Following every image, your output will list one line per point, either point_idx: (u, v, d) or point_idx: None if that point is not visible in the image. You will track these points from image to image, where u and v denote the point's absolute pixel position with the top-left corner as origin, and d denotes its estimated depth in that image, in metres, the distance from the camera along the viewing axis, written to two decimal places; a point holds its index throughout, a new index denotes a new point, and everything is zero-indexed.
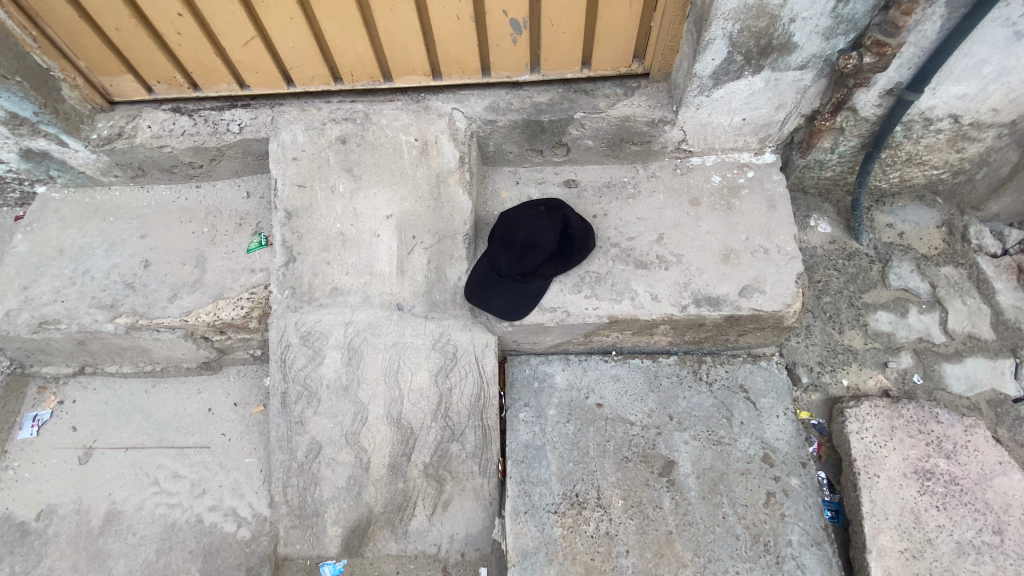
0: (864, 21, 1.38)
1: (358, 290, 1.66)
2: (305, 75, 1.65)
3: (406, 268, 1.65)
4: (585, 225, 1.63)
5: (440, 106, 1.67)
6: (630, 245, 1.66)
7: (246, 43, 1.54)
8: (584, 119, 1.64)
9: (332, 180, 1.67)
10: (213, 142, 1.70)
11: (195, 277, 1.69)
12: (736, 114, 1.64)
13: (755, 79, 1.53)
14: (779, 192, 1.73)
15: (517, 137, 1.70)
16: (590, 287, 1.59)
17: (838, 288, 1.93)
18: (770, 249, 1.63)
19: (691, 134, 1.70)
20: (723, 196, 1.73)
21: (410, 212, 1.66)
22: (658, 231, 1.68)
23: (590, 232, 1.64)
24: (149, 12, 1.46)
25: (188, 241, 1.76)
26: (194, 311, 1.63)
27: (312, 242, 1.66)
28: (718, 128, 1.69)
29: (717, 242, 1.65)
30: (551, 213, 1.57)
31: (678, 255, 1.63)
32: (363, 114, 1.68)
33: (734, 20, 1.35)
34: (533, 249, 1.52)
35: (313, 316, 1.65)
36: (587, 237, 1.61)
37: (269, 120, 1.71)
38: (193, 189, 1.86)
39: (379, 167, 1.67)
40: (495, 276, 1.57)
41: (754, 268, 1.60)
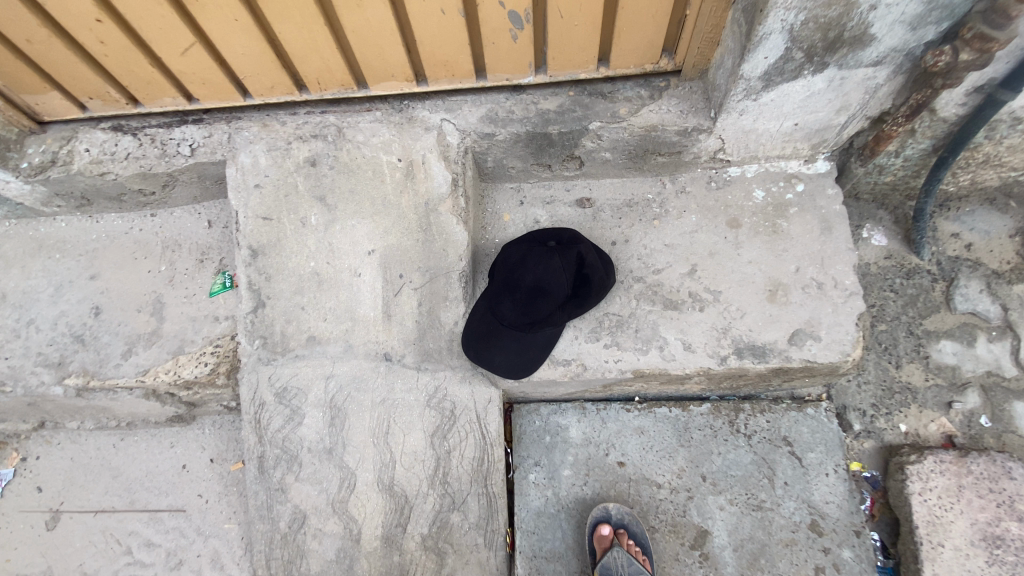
0: (965, 6, 1.07)
1: (338, 340, 1.42)
2: (263, 84, 1.37)
3: (393, 312, 1.40)
4: (603, 261, 1.36)
5: (427, 117, 1.39)
6: (657, 280, 1.39)
7: (186, 51, 1.26)
8: (602, 129, 1.35)
9: (303, 210, 1.41)
10: (161, 168, 1.46)
11: (152, 327, 1.47)
12: (787, 118, 1.35)
13: (815, 79, 1.23)
14: (834, 211, 1.45)
15: (520, 151, 1.42)
16: (610, 333, 1.34)
17: (895, 314, 1.67)
18: (824, 284, 1.37)
19: (730, 142, 1.41)
20: (768, 216, 1.45)
21: (395, 246, 1.39)
22: (690, 261, 1.41)
23: (609, 268, 1.37)
24: (61, 18, 1.18)
25: (143, 283, 1.54)
26: (151, 370, 1.43)
27: (283, 284, 1.42)
28: (764, 135, 1.40)
29: (761, 275, 1.38)
30: (562, 249, 1.30)
31: (716, 292, 1.37)
32: (335, 129, 1.41)
33: (798, 9, 1.04)
34: (542, 296, 1.28)
35: (288, 369, 1.44)
36: (606, 276, 1.34)
37: (225, 138, 1.46)
38: (146, 218, 1.62)
39: (357, 193, 1.40)
40: (497, 328, 1.33)
41: (805, 308, 1.34)
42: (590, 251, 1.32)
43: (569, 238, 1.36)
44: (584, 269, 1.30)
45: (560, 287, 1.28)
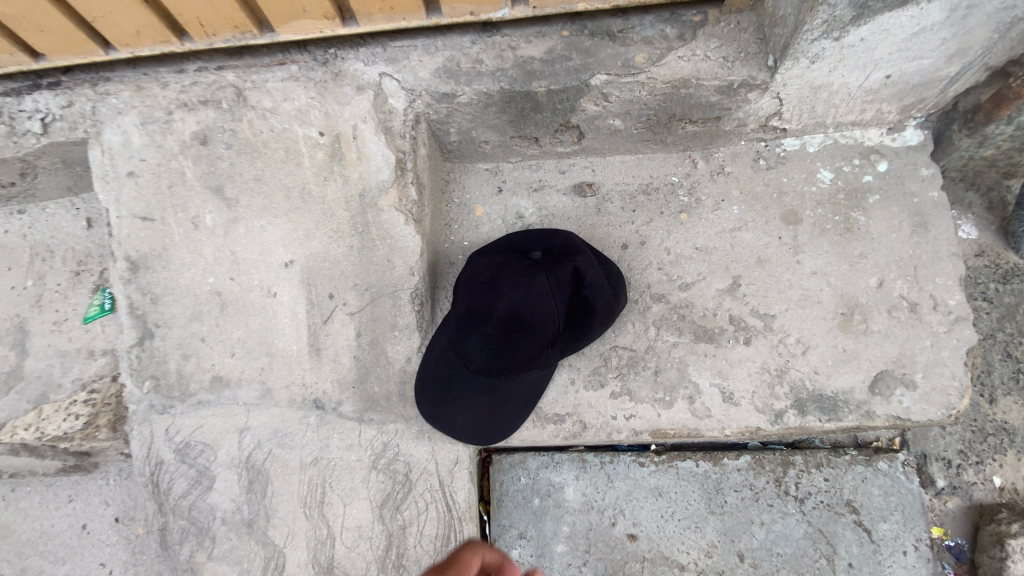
0: None
1: (252, 382, 1.06)
2: (125, 29, 0.95)
3: (322, 346, 1.03)
4: (609, 276, 0.98)
5: (360, 71, 0.98)
6: (684, 300, 1.01)
7: None
8: (608, 85, 0.94)
9: (194, 207, 1.02)
10: (8, 150, 1.06)
11: (12, 365, 1.12)
12: (877, 68, 0.93)
13: (934, 5, 0.80)
14: (930, 198, 1.04)
15: (493, 119, 1.01)
16: (619, 377, 0.97)
17: (990, 329, 1.26)
18: (917, 305, 0.98)
19: (791, 103, 0.99)
20: (839, 207, 1.04)
21: (322, 256, 1.01)
22: (730, 273, 1.02)
23: (618, 286, 0.98)
24: None
25: (4, 303, 1.17)
26: (7, 426, 1.08)
27: (175, 308, 1.06)
28: (838, 92, 0.98)
29: (830, 292, 0.99)
30: (551, 262, 0.91)
31: (766, 316, 0.98)
32: (234, 91, 1.00)
33: None
34: (525, 332, 0.90)
35: (190, 420, 1.09)
36: (613, 299, 0.95)
37: (88, 108, 1.05)
38: (11, 215, 1.21)
39: (266, 181, 1.00)
40: (461, 374, 0.96)
41: (892, 340, 0.96)
42: (591, 263, 0.93)
43: (560, 246, 0.97)
44: (583, 291, 0.91)
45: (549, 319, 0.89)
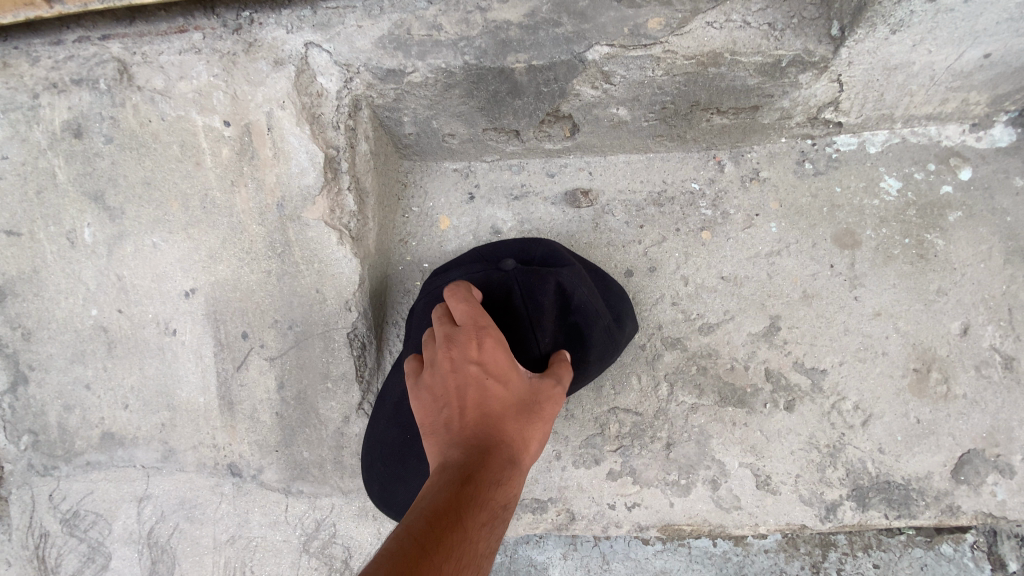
0: None
1: (151, 442, 0.83)
2: None
3: (236, 400, 0.80)
4: (607, 299, 0.75)
5: (278, 39, 0.72)
6: (706, 348, 0.77)
7: None
8: (609, 62, 0.69)
9: (70, 218, 0.79)
10: None
11: None
12: (979, 41, 0.68)
13: None
14: None
15: (458, 106, 0.77)
16: (619, 451, 0.74)
17: None
18: (1017, 361, 0.74)
19: (853, 90, 0.75)
20: (910, 226, 0.80)
21: (232, 284, 0.77)
22: (767, 313, 0.78)
23: (618, 312, 0.75)
24: None
25: None
26: None
27: (52, 346, 0.83)
28: (918, 76, 0.73)
29: (899, 342, 0.75)
30: (528, 278, 0.68)
31: (814, 372, 0.75)
32: (115, 68, 0.75)
33: None
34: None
35: (79, 484, 0.87)
36: (615, 325, 0.73)
37: None
38: None
39: (158, 188, 0.77)
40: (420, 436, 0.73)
41: (984, 409, 0.72)
42: (580, 278, 0.70)
43: (542, 259, 0.75)
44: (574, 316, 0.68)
45: (531, 361, 0.63)
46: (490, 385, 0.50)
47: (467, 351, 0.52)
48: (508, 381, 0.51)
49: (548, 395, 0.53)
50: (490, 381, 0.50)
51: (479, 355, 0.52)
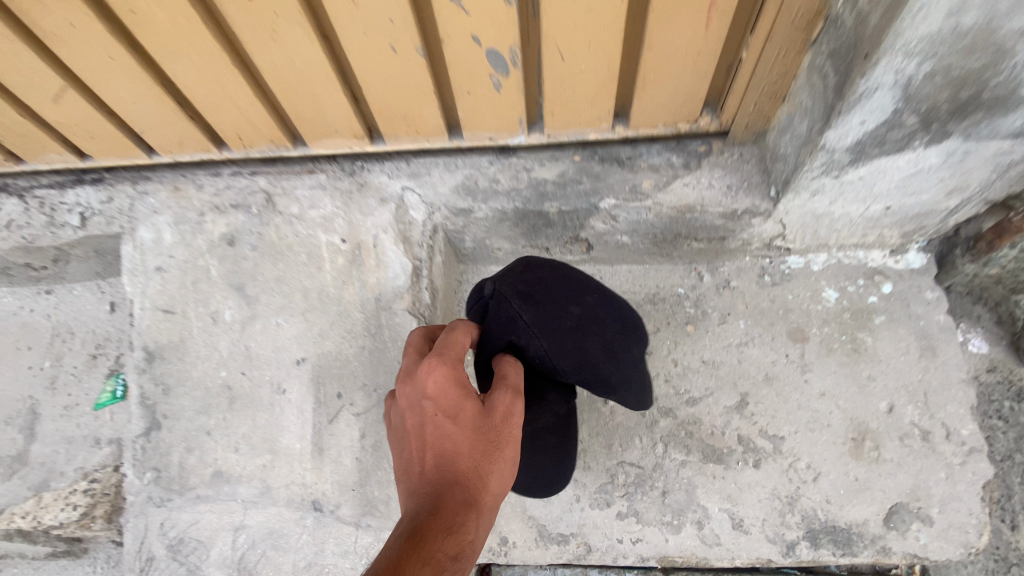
0: None
1: (251, 479, 1.05)
2: (171, 140, 1.03)
3: (325, 446, 1.03)
4: (623, 336, 0.89)
5: (384, 184, 1.03)
6: (693, 416, 1.00)
7: (57, 97, 0.94)
8: (617, 208, 0.99)
9: (215, 302, 1.06)
10: (46, 240, 1.16)
11: (18, 449, 1.12)
12: (876, 201, 0.97)
13: (929, 153, 0.85)
14: (938, 323, 1.05)
15: (507, 231, 1.06)
16: (625, 497, 0.95)
17: (1008, 451, 1.26)
18: (932, 433, 0.96)
19: (793, 228, 1.03)
20: (845, 327, 1.06)
21: (333, 356, 1.03)
22: (739, 390, 1.02)
23: (622, 356, 0.87)
24: None
25: (19, 382, 1.19)
26: (7, 511, 1.08)
27: (184, 399, 1.07)
28: (840, 220, 1.02)
29: (842, 417, 0.98)
30: (500, 322, 0.81)
31: (775, 438, 0.97)
32: (264, 197, 1.05)
33: (921, 56, 0.68)
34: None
35: (186, 514, 1.07)
36: (617, 368, 0.87)
37: (128, 204, 1.12)
38: (40, 296, 1.28)
39: (286, 283, 1.05)
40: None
41: (908, 470, 0.94)
42: (547, 316, 0.81)
43: (539, 290, 0.82)
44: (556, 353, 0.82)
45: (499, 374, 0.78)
46: (443, 421, 0.67)
47: (422, 390, 0.69)
48: (456, 417, 0.67)
49: (495, 421, 0.69)
50: (443, 419, 0.67)
51: (431, 394, 0.68)
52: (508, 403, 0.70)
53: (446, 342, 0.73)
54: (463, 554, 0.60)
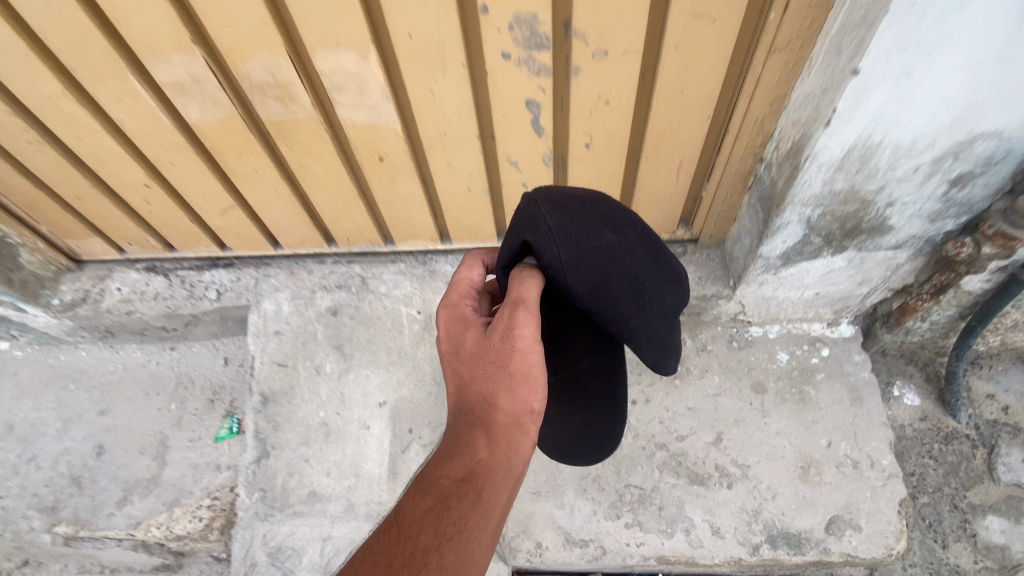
0: (983, 203, 1.09)
1: (339, 498, 1.35)
2: (295, 238, 1.41)
3: (399, 470, 1.33)
4: (659, 284, 0.81)
5: (449, 271, 1.40)
6: (681, 448, 1.32)
7: (225, 211, 1.32)
8: None
9: (318, 358, 1.41)
10: (186, 309, 1.51)
11: (152, 474, 1.42)
12: (808, 288, 1.34)
13: (836, 258, 1.23)
14: (864, 379, 1.40)
15: None
16: (631, 510, 1.25)
17: (937, 484, 1.57)
18: (860, 462, 1.29)
19: (750, 307, 1.40)
20: (794, 381, 1.40)
21: (408, 399, 1.37)
22: (715, 429, 1.35)
23: (644, 301, 0.80)
24: (111, 183, 1.26)
25: (151, 421, 1.51)
26: (143, 523, 1.36)
27: (290, 434, 1.39)
28: (784, 301, 1.39)
29: (792, 449, 1.31)
30: (523, 226, 0.77)
31: (743, 466, 1.29)
32: (359, 280, 1.43)
33: (814, 205, 1.08)
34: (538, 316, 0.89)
35: (285, 527, 1.35)
36: (639, 310, 0.79)
37: (252, 282, 1.49)
38: (165, 351, 1.63)
39: (374, 344, 1.41)
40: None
41: (842, 490, 1.25)
42: (565, 236, 0.73)
43: (573, 203, 0.75)
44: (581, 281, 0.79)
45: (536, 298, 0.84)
46: (453, 359, 0.84)
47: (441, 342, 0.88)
48: (458, 353, 0.83)
49: (491, 346, 0.78)
50: (453, 358, 0.84)
51: (445, 339, 0.87)
52: (502, 319, 0.76)
53: (452, 294, 0.90)
54: (468, 477, 0.75)
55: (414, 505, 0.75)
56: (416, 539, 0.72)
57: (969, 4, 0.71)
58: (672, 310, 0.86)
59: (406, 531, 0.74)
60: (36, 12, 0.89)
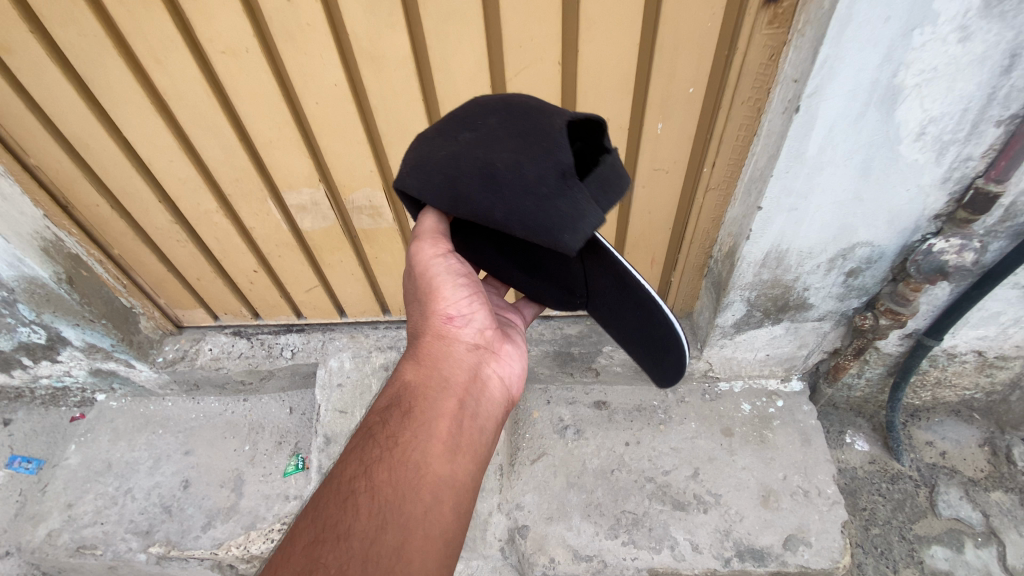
0: (876, 287, 1.48)
1: None
2: (359, 309, 1.81)
3: None
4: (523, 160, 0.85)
5: None
6: (666, 481, 1.66)
7: (308, 289, 1.72)
8: (614, 350, 1.80)
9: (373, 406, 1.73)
10: (265, 365, 1.86)
11: (231, 502, 1.72)
12: (759, 350, 1.72)
13: (775, 327, 1.63)
14: (812, 424, 1.74)
15: (548, 362, 1.85)
16: (627, 531, 1.57)
17: (887, 517, 1.86)
18: (810, 491, 1.60)
19: (717, 365, 1.78)
20: (756, 427, 1.74)
21: None
22: (693, 465, 1.68)
23: (506, 183, 0.86)
24: (229, 269, 1.67)
25: (229, 459, 1.83)
26: (225, 543, 1.64)
27: None
28: (743, 361, 1.76)
29: (755, 481, 1.63)
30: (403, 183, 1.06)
31: (716, 494, 1.61)
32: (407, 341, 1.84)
33: (751, 289, 1.48)
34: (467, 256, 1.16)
35: None
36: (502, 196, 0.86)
37: (320, 343, 1.88)
38: (239, 402, 1.98)
39: None
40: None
41: (796, 514, 1.56)
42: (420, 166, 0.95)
43: (436, 132, 0.95)
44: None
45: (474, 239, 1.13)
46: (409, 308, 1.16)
47: None
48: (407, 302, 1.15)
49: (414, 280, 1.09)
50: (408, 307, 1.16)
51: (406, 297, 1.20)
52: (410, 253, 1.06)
53: None
54: (394, 403, 0.96)
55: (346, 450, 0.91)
56: (345, 476, 0.86)
57: (820, 177, 1.18)
58: (556, 180, 0.85)
59: (344, 471, 0.86)
60: (218, 162, 1.33)
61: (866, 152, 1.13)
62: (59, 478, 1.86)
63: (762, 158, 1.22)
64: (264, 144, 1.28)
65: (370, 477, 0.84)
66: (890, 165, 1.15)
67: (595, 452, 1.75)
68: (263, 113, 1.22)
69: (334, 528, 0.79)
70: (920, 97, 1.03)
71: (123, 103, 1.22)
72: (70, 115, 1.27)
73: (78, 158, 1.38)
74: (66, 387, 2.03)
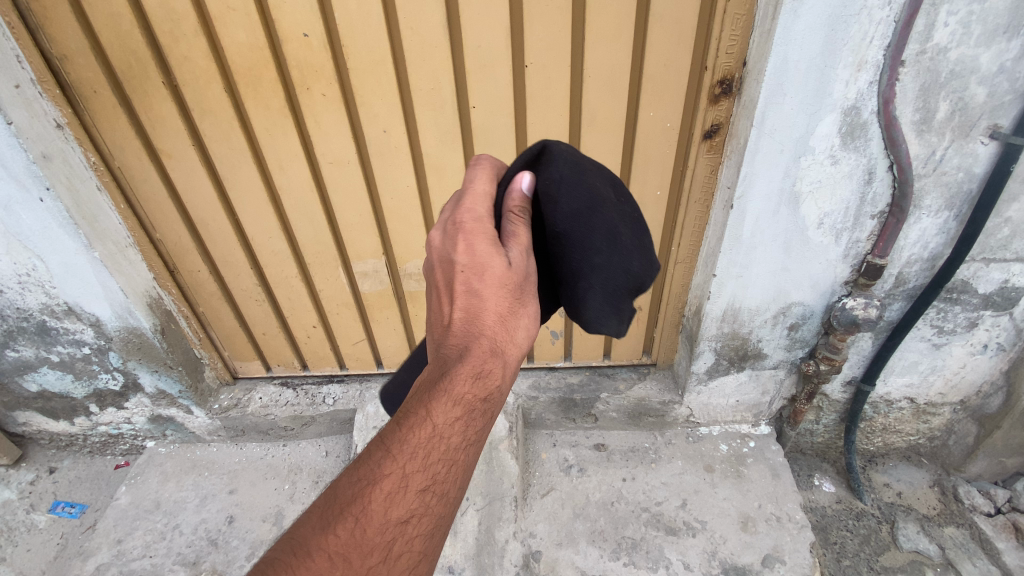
0: (814, 339, 1.88)
1: None
2: (394, 360, 2.17)
3: (459, 529, 1.80)
4: (640, 257, 1.01)
5: None
6: (659, 510, 1.92)
7: (356, 342, 2.10)
8: (609, 397, 2.12)
9: None
10: (309, 411, 2.16)
11: (273, 534, 1.93)
12: (730, 397, 2.08)
13: (740, 374, 2.00)
14: (779, 461, 2.04)
15: (554, 408, 2.17)
16: (627, 553, 1.80)
17: (855, 550, 2.10)
18: (782, 517, 1.86)
19: (697, 410, 2.11)
20: (733, 463, 2.04)
21: None
22: (681, 496, 1.95)
23: (620, 247, 0.98)
24: (293, 324, 2.05)
25: (270, 496, 2.06)
26: None
27: None
28: (718, 406, 2.11)
29: (735, 508, 1.90)
30: (567, 163, 0.96)
31: (702, 520, 1.87)
32: None
33: (716, 341, 1.88)
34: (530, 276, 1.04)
35: None
36: (619, 257, 0.98)
37: (358, 392, 2.19)
38: (279, 447, 2.25)
39: None
40: None
41: (770, 536, 1.82)
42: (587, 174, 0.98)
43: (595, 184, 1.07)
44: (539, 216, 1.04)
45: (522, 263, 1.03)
46: (465, 242, 0.94)
47: (461, 225, 0.95)
48: (474, 240, 0.93)
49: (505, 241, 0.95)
50: (472, 244, 0.93)
51: (463, 224, 0.95)
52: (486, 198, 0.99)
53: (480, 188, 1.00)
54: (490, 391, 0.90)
55: (446, 411, 0.86)
56: (446, 438, 0.85)
57: (748, 267, 1.67)
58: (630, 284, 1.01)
59: (442, 430, 0.85)
60: (307, 237, 1.78)
61: (785, 236, 1.59)
62: (108, 517, 2.00)
63: (713, 240, 1.68)
64: (345, 226, 1.75)
65: (465, 452, 0.87)
66: (805, 245, 1.61)
67: (597, 486, 2.01)
68: (351, 203, 1.69)
69: (440, 484, 0.84)
70: (814, 199, 1.51)
71: (245, 197, 1.68)
72: (200, 202, 1.70)
73: (195, 234, 1.79)
74: (121, 434, 2.27)
